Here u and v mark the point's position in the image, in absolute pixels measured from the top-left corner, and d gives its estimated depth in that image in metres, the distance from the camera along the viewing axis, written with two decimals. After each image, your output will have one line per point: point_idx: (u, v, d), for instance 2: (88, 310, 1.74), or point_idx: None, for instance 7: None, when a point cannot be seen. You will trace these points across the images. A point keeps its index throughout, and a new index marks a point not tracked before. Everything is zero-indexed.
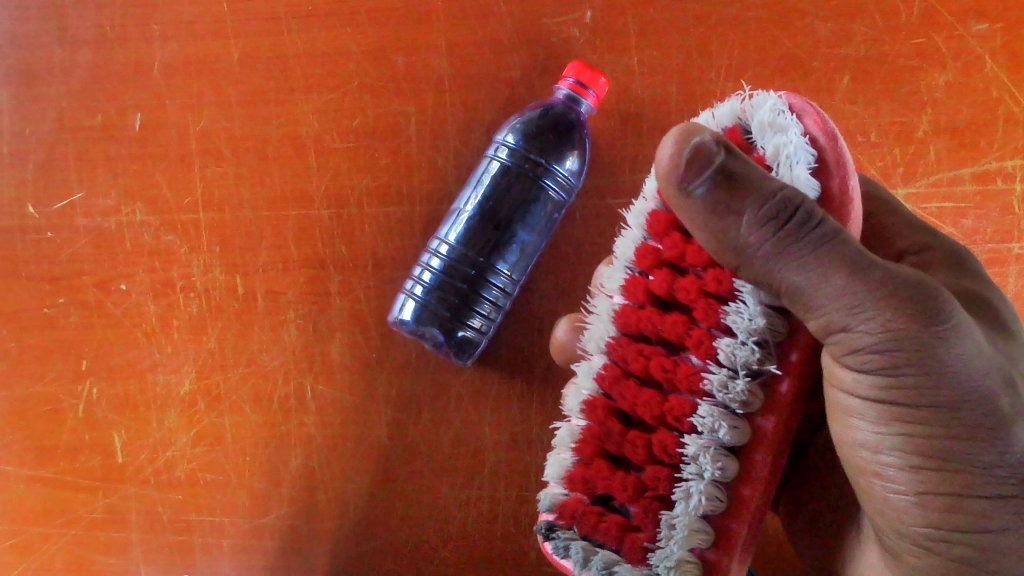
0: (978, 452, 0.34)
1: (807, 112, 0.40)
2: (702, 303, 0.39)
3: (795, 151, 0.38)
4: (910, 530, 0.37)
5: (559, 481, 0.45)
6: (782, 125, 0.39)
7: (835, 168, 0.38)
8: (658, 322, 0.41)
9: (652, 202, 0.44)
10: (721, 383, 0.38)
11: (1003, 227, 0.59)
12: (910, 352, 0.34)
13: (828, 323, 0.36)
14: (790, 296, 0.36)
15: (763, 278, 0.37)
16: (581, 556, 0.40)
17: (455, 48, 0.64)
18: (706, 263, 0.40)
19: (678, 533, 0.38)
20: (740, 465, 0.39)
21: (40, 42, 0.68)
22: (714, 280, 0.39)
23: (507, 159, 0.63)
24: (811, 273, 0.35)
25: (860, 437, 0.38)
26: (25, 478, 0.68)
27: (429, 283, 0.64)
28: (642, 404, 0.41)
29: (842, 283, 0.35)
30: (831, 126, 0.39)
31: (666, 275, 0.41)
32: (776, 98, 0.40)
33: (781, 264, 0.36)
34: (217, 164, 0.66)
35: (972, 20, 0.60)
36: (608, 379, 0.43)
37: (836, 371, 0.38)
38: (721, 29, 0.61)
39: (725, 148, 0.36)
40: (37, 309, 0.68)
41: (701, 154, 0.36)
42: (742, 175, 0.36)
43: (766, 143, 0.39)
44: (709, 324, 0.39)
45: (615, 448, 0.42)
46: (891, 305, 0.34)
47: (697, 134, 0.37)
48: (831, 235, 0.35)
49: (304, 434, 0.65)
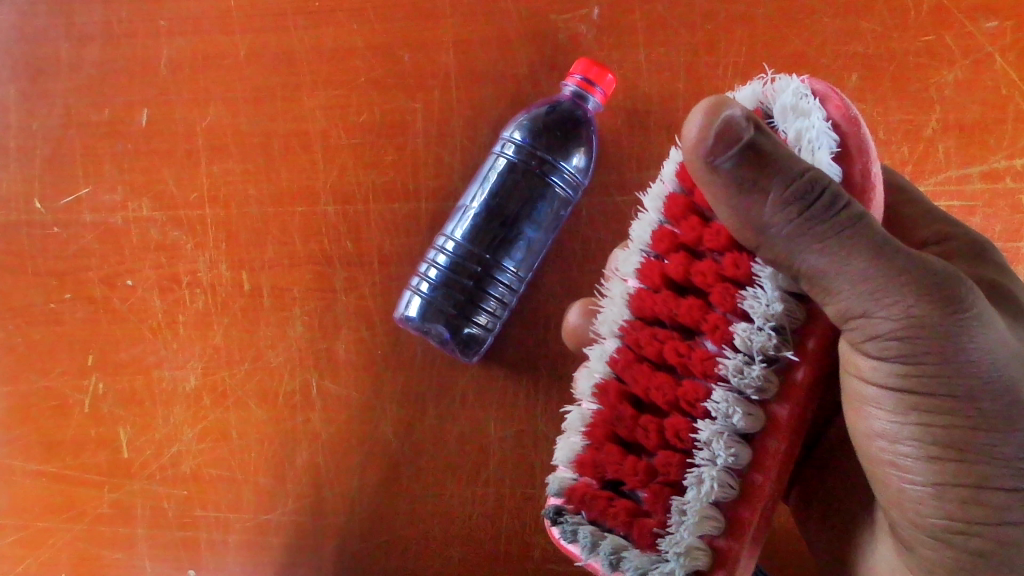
0: (995, 443, 0.34)
1: (829, 97, 0.40)
2: (719, 287, 0.39)
3: (817, 136, 0.38)
4: (925, 521, 0.37)
5: (568, 465, 0.45)
6: (804, 109, 0.39)
7: (857, 154, 0.38)
8: (674, 305, 0.41)
9: (669, 185, 0.44)
10: (736, 368, 0.38)
11: (1012, 226, 0.59)
12: (931, 339, 0.34)
13: (848, 307, 0.36)
14: (809, 280, 0.36)
15: (783, 260, 0.37)
16: (588, 540, 0.40)
17: (463, 44, 0.64)
18: (724, 247, 0.40)
19: (689, 519, 0.38)
20: (753, 452, 0.39)
21: (47, 37, 0.68)
22: (731, 265, 0.39)
23: (514, 156, 0.63)
24: (833, 256, 0.35)
25: (876, 427, 0.37)
26: (32, 473, 0.68)
27: (435, 280, 0.65)
28: (655, 388, 0.41)
29: (864, 267, 0.35)
30: (853, 111, 0.39)
31: (683, 259, 0.41)
32: (799, 82, 0.40)
33: (802, 246, 0.36)
34: (224, 160, 0.66)
35: (982, 18, 0.59)
36: (621, 362, 0.43)
37: (854, 358, 0.37)
38: (729, 25, 0.61)
39: (755, 126, 0.36)
40: (43, 304, 0.68)
41: (732, 129, 0.36)
42: (770, 153, 0.36)
43: (788, 127, 0.39)
44: (724, 308, 0.39)
45: (627, 432, 0.42)
46: (913, 291, 0.34)
47: (726, 109, 0.36)
48: (855, 219, 0.35)
49: (310, 431, 0.65)
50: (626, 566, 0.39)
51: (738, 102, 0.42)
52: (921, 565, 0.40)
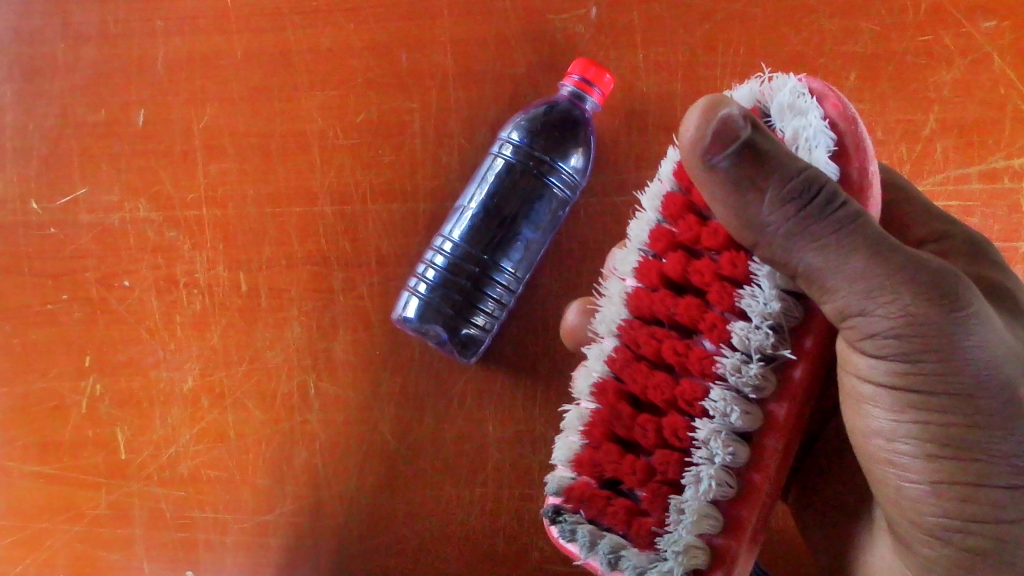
0: (992, 441, 0.34)
1: (826, 96, 0.40)
2: (716, 286, 0.39)
3: (815, 135, 0.38)
4: (923, 520, 0.37)
5: (567, 465, 0.45)
6: (801, 108, 0.39)
7: (855, 153, 0.38)
8: (671, 305, 0.41)
9: (667, 184, 0.44)
10: (734, 367, 0.38)
11: (1010, 226, 0.59)
12: (928, 337, 0.34)
13: (845, 305, 0.35)
14: (807, 278, 0.36)
15: (781, 258, 0.37)
16: (587, 540, 0.40)
17: (461, 44, 0.64)
18: (721, 246, 0.40)
19: (687, 518, 0.38)
20: (751, 451, 0.39)
21: (44, 37, 0.68)
22: (729, 263, 0.39)
23: (511, 156, 0.63)
24: (830, 254, 0.35)
25: (874, 425, 0.37)
26: (29, 474, 0.68)
27: (433, 281, 0.64)
28: (653, 387, 0.41)
29: (862, 266, 0.34)
30: (850, 109, 0.39)
31: (680, 258, 0.41)
32: (796, 82, 0.40)
33: (799, 245, 0.36)
34: (221, 161, 0.66)
35: (980, 18, 0.59)
36: (619, 361, 0.43)
37: (851, 356, 0.37)
38: (727, 25, 0.61)
39: (753, 125, 0.36)
40: (40, 305, 0.68)
41: (729, 128, 0.36)
42: (768, 152, 0.36)
43: (786, 126, 0.39)
44: (722, 307, 0.39)
45: (625, 431, 0.42)
46: (911, 290, 0.34)
47: (723, 108, 0.36)
48: (852, 218, 0.35)
49: (308, 431, 0.65)
50: (625, 565, 0.39)
51: (736, 101, 0.42)
52: (920, 563, 0.40)
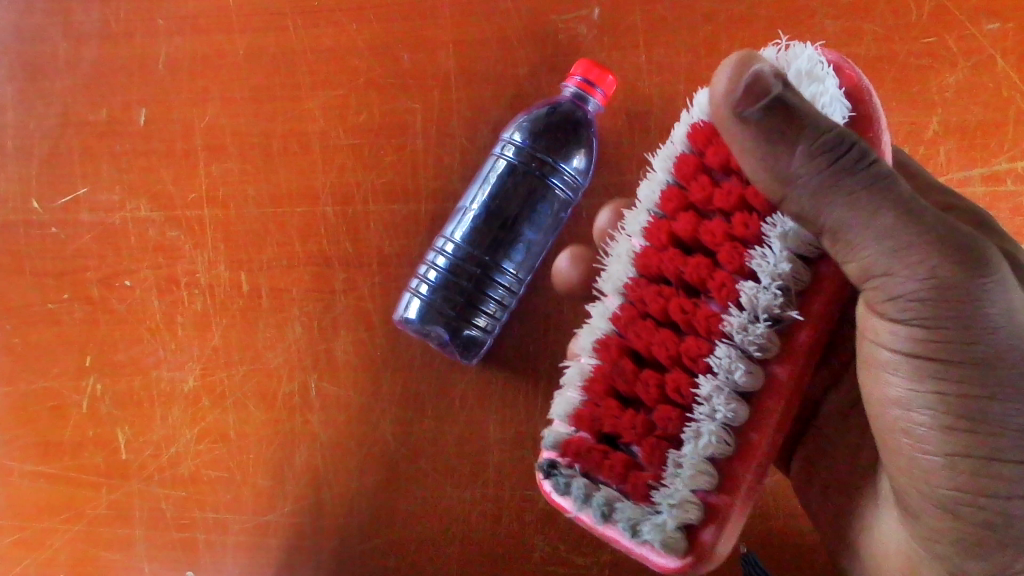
0: (1012, 412, 0.34)
1: (841, 68, 0.41)
2: (727, 246, 0.39)
3: (831, 103, 0.38)
4: (935, 491, 0.37)
5: (564, 420, 0.45)
6: (819, 75, 0.39)
7: (868, 123, 0.39)
8: (680, 263, 0.41)
9: (680, 146, 0.45)
10: (741, 325, 0.38)
11: (1014, 229, 0.59)
12: (954, 303, 0.34)
13: (870, 265, 0.35)
14: (831, 236, 0.36)
15: (808, 217, 0.36)
16: (581, 493, 0.40)
17: (462, 45, 0.64)
18: (732, 207, 0.40)
19: (684, 473, 0.38)
20: (752, 411, 0.39)
21: (47, 37, 0.68)
22: (740, 225, 0.39)
23: (513, 158, 0.62)
24: (859, 214, 0.35)
25: (892, 394, 0.37)
26: (30, 473, 0.68)
27: (435, 282, 0.64)
28: (657, 343, 0.40)
29: (889, 226, 0.34)
30: (863, 83, 0.40)
31: (691, 218, 0.41)
32: (813, 52, 0.41)
33: (829, 203, 0.35)
34: (223, 160, 0.66)
35: (983, 20, 0.59)
36: (624, 319, 0.43)
37: (874, 324, 0.37)
38: (729, 27, 0.61)
39: (784, 82, 0.35)
40: (41, 304, 0.67)
41: (762, 82, 0.35)
42: (802, 109, 0.35)
43: (803, 92, 0.40)
44: (732, 268, 0.39)
45: (627, 386, 0.41)
46: (938, 254, 0.34)
47: (755, 63, 0.36)
48: (881, 179, 0.35)
49: (309, 431, 0.65)
50: (618, 517, 0.39)
51: None
52: (929, 536, 0.39)
